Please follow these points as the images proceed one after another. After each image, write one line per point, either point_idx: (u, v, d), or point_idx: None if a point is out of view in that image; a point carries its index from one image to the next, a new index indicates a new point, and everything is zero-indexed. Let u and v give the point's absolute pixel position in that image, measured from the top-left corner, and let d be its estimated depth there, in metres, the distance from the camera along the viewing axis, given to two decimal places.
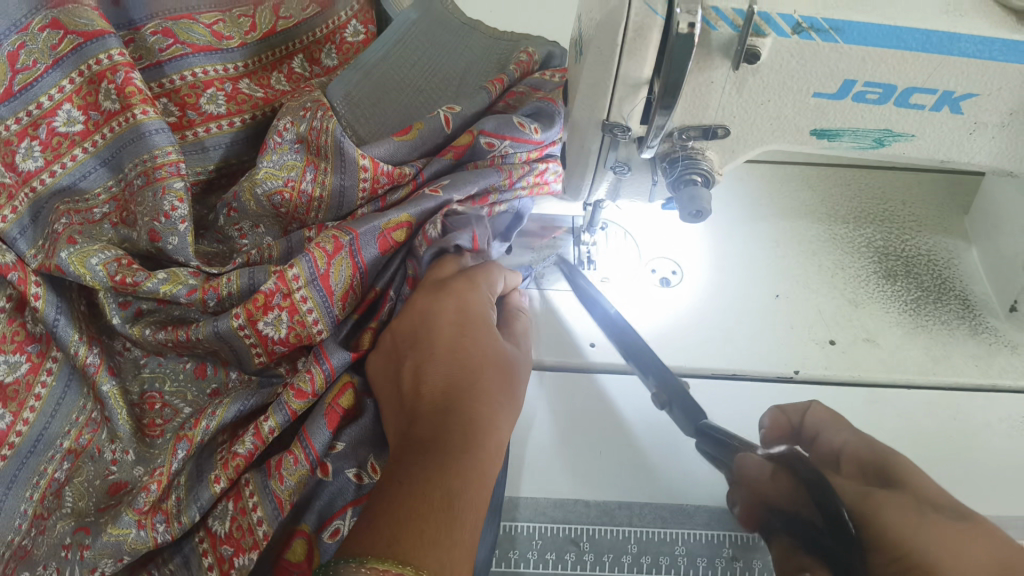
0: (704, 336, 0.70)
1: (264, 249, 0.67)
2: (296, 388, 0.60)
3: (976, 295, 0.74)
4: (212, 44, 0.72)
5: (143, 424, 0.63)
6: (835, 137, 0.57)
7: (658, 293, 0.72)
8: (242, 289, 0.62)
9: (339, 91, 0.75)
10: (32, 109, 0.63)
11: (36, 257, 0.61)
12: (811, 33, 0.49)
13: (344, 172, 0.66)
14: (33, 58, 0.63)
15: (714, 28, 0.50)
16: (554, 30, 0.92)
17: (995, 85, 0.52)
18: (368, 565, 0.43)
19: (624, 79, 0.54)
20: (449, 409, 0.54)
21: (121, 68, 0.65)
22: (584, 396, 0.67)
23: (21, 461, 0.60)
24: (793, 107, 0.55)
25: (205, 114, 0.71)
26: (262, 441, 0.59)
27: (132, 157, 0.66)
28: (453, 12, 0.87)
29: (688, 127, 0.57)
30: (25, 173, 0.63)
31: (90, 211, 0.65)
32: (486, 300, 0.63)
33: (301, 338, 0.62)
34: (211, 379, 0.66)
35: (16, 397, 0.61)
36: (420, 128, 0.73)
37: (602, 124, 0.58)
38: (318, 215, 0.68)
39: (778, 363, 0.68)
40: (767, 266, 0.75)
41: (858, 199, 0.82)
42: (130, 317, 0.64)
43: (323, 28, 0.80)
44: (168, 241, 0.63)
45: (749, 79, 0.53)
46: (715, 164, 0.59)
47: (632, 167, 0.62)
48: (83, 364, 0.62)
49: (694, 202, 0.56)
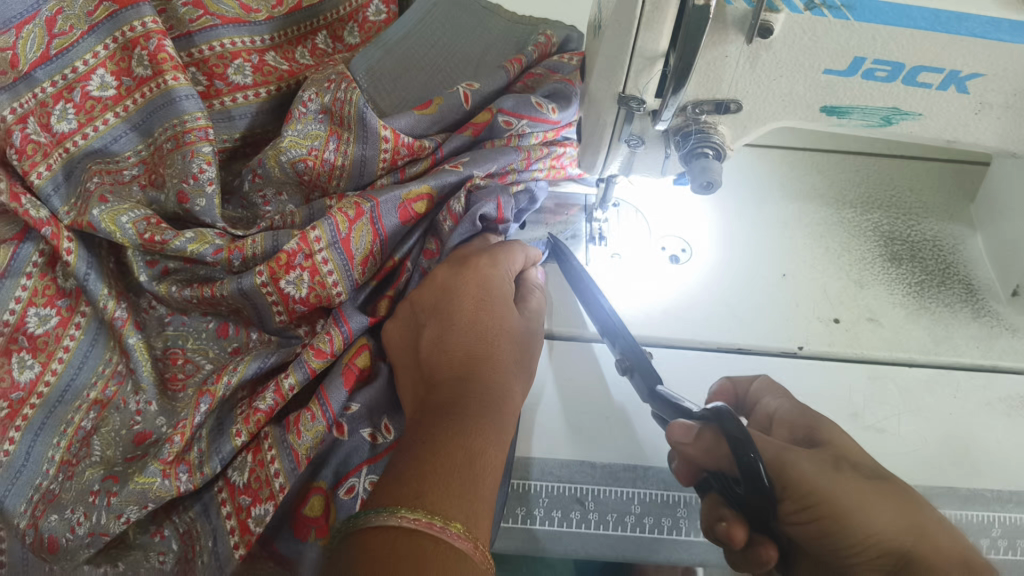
0: (711, 312, 0.72)
1: (287, 214, 0.69)
2: (315, 348, 0.62)
3: (979, 281, 0.75)
4: (241, 16, 0.74)
5: (166, 377, 0.66)
6: (844, 114, 0.59)
7: (668, 270, 0.74)
8: (266, 249, 0.64)
9: (362, 66, 0.78)
10: (68, 72, 0.66)
11: (69, 214, 0.64)
12: (823, 10, 0.51)
13: (366, 141, 0.68)
14: (70, 24, 0.65)
15: (729, 3, 0.51)
16: (571, 15, 0.94)
17: (1000, 65, 0.53)
18: (400, 513, 0.43)
19: (640, 52, 0.56)
20: (469, 377, 0.55)
21: (154, 35, 0.67)
22: (593, 364, 0.69)
23: (49, 410, 0.63)
24: (804, 84, 0.57)
25: (232, 84, 0.73)
26: (283, 397, 0.61)
27: (162, 122, 0.68)
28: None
29: (702, 100, 0.58)
30: (59, 134, 0.65)
31: (120, 173, 0.68)
32: (506, 279, 0.63)
33: (320, 298, 0.64)
34: (233, 338, 0.68)
35: (46, 347, 0.64)
36: (439, 102, 0.75)
37: (617, 96, 0.60)
38: (339, 183, 0.71)
39: (781, 339, 0.70)
40: (775, 246, 0.77)
41: (866, 185, 0.83)
42: (157, 275, 0.67)
43: (346, 7, 0.83)
44: (196, 203, 0.65)
45: (762, 55, 0.55)
46: (727, 138, 0.61)
47: (645, 141, 0.64)
48: (111, 318, 0.65)
49: (705, 174, 0.58)
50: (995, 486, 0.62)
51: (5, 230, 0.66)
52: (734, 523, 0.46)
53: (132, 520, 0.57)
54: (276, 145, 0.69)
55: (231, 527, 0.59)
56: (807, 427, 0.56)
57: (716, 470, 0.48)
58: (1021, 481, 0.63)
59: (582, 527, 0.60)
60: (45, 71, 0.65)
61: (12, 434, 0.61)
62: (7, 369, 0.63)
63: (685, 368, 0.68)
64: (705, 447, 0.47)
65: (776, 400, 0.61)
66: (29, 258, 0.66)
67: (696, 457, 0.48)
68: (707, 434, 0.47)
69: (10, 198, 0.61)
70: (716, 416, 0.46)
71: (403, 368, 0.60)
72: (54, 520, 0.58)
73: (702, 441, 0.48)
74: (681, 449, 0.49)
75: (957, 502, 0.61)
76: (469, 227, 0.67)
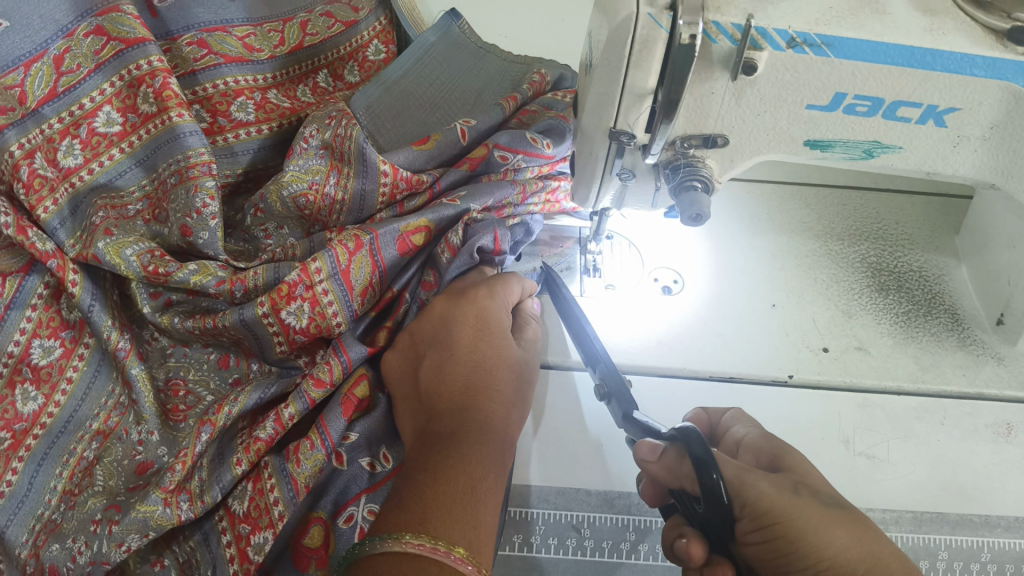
0: (703, 341, 0.73)
1: (288, 247, 0.71)
2: (315, 377, 0.63)
3: (966, 310, 0.77)
4: (243, 56, 0.77)
5: (167, 408, 0.67)
6: (827, 148, 0.61)
7: (661, 300, 0.76)
8: (267, 281, 0.66)
9: (362, 103, 0.80)
10: (75, 109, 0.67)
11: (74, 246, 0.66)
12: (805, 47, 0.53)
13: (365, 176, 0.70)
14: (78, 62, 0.67)
15: (714, 41, 0.54)
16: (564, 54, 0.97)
17: (975, 100, 0.56)
18: (404, 540, 0.45)
19: (630, 89, 0.58)
20: (467, 406, 0.56)
21: (160, 74, 0.69)
22: (588, 393, 0.70)
23: (53, 439, 0.64)
24: (787, 118, 0.59)
25: (235, 121, 0.75)
26: (283, 426, 0.62)
27: (166, 157, 0.70)
28: (469, 35, 0.92)
29: (689, 135, 0.60)
30: (65, 169, 0.67)
31: (125, 207, 0.69)
32: (503, 310, 0.63)
33: (320, 329, 0.65)
34: (234, 369, 0.70)
35: (49, 379, 0.65)
36: (437, 138, 0.77)
37: (609, 131, 0.62)
38: (339, 218, 0.73)
39: (772, 368, 0.71)
40: (765, 278, 0.78)
41: (854, 218, 0.85)
42: (160, 307, 0.69)
43: (347, 46, 0.85)
44: (199, 235, 0.67)
45: (746, 91, 0.57)
46: (715, 172, 0.63)
47: (637, 174, 0.65)
48: (114, 348, 0.66)
49: (693, 206, 0.60)
50: (983, 511, 0.63)
51: (11, 262, 0.66)
52: (693, 538, 0.48)
53: (132, 549, 0.57)
54: (278, 180, 0.71)
55: (230, 554, 0.60)
56: (771, 447, 0.56)
57: (677, 489, 0.50)
58: (1009, 506, 0.64)
59: (577, 554, 0.61)
60: (53, 108, 0.66)
61: (15, 463, 0.61)
62: (10, 401, 0.63)
63: (678, 397, 0.69)
64: (667, 466, 0.50)
65: (744, 425, 0.61)
66: (34, 290, 0.67)
67: (659, 475, 0.51)
68: (667, 454, 0.50)
69: (15, 229, 0.62)
70: (683, 436, 0.48)
71: (404, 399, 0.61)
72: (55, 549, 0.59)
73: (665, 458, 0.50)
74: (646, 467, 0.52)
75: (946, 527, 0.62)
76: (466, 260, 0.69)
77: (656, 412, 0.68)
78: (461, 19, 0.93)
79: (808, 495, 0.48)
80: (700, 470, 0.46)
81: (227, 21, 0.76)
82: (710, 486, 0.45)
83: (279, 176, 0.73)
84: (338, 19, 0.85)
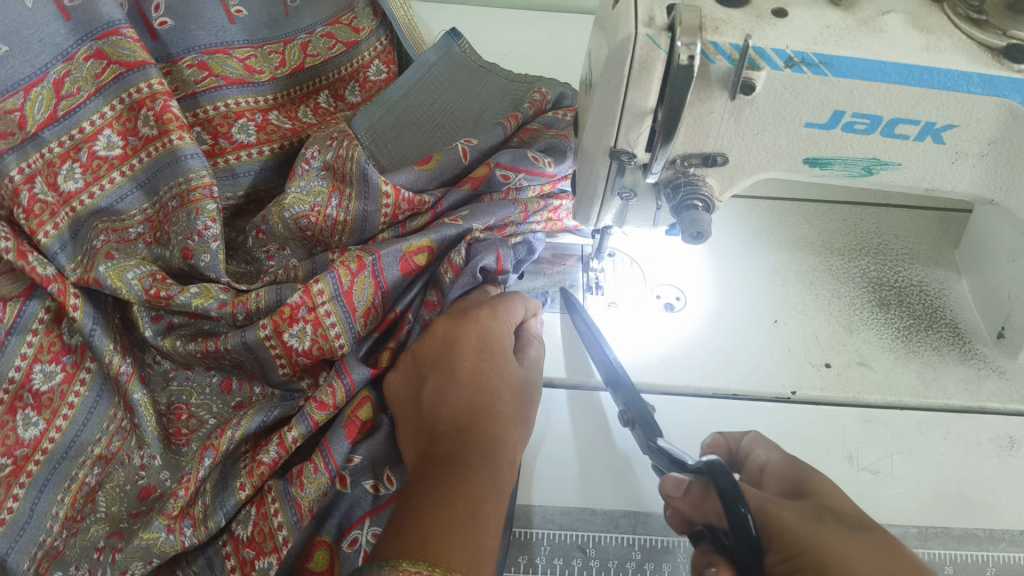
0: (707, 358, 0.73)
1: (291, 269, 0.71)
2: (319, 401, 0.63)
3: (967, 324, 0.77)
4: (244, 78, 0.77)
5: (169, 433, 0.67)
6: (826, 165, 0.61)
7: (662, 317, 0.76)
8: (270, 303, 0.66)
9: (362, 125, 0.80)
10: (75, 132, 0.67)
11: (76, 270, 0.66)
12: (803, 67, 0.54)
13: (368, 198, 0.71)
14: (77, 86, 0.67)
15: (712, 62, 0.54)
16: (563, 71, 0.97)
17: (972, 116, 0.56)
18: (402, 567, 0.44)
19: (630, 109, 0.58)
20: (469, 429, 0.56)
21: (160, 97, 0.69)
22: (592, 412, 0.70)
23: (54, 465, 0.63)
24: (786, 137, 0.59)
25: (236, 142, 0.75)
26: (286, 450, 0.62)
27: (168, 180, 0.71)
28: (469, 54, 0.92)
29: (690, 154, 0.61)
30: (66, 193, 0.67)
31: (126, 231, 0.70)
32: (507, 330, 0.64)
33: (323, 351, 0.66)
34: (236, 393, 0.70)
35: (51, 405, 0.65)
36: (438, 158, 0.77)
37: (609, 150, 0.62)
38: (342, 238, 0.73)
39: (776, 384, 0.71)
40: (767, 295, 0.78)
41: (854, 233, 0.85)
42: (162, 330, 0.69)
43: (347, 67, 0.86)
44: (201, 258, 0.67)
45: (745, 110, 0.57)
46: (715, 190, 0.63)
47: (638, 193, 0.66)
48: (117, 372, 0.66)
49: (694, 225, 0.60)
50: (987, 525, 0.63)
51: (11, 287, 0.66)
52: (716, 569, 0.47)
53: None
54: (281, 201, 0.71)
55: None
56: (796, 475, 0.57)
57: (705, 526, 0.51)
58: (1014, 520, 0.63)
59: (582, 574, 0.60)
60: (53, 131, 0.66)
61: (17, 489, 0.61)
62: (11, 426, 0.63)
63: (682, 416, 0.69)
64: (694, 502, 0.51)
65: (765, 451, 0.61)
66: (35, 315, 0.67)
67: (686, 511, 0.52)
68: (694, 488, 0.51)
69: (15, 254, 0.62)
70: (709, 470, 0.48)
71: (406, 419, 0.61)
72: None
73: (692, 495, 0.51)
74: (673, 504, 0.52)
75: (950, 542, 0.62)
76: (469, 280, 0.69)
77: (658, 430, 0.68)
78: (461, 38, 0.94)
79: (831, 522, 0.49)
80: (728, 505, 0.46)
81: (229, 42, 0.76)
82: (737, 519, 0.45)
83: (282, 197, 0.73)
84: (339, 40, 0.85)
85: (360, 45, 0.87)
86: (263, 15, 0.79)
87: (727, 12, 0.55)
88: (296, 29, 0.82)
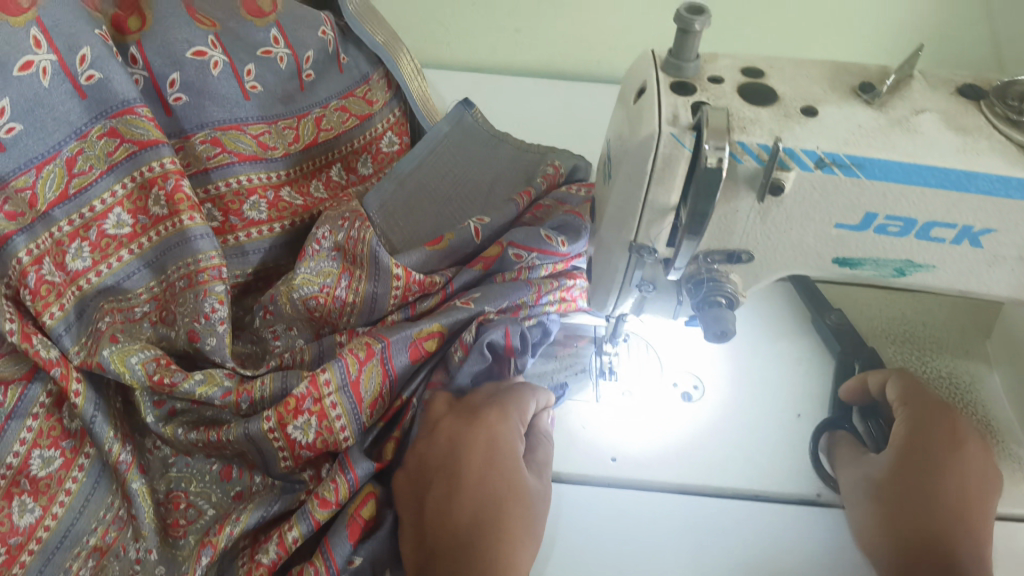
0: (727, 454, 0.70)
1: (296, 352, 0.69)
2: (320, 496, 0.61)
3: (1002, 423, 0.73)
4: (257, 154, 0.76)
5: (167, 524, 0.65)
6: (857, 266, 0.59)
7: (679, 407, 0.73)
8: (275, 393, 0.65)
9: (375, 202, 0.78)
10: (86, 211, 0.66)
11: (79, 353, 0.64)
12: (834, 167, 0.52)
13: (378, 279, 0.70)
14: (90, 163, 0.66)
15: (740, 161, 0.52)
16: (580, 142, 0.95)
17: (1013, 221, 0.53)
18: None
19: (652, 205, 0.56)
20: (472, 550, 0.53)
21: (172, 176, 0.68)
22: (608, 507, 0.66)
23: (48, 556, 0.62)
24: (814, 236, 0.57)
25: (247, 219, 0.74)
26: (285, 550, 0.60)
27: (176, 259, 0.70)
28: (484, 124, 0.91)
29: (713, 250, 0.59)
30: (73, 272, 0.66)
31: (132, 310, 0.69)
32: (517, 434, 0.61)
33: (327, 443, 0.63)
34: (236, 481, 0.67)
35: (48, 490, 0.63)
36: (450, 237, 0.76)
37: (629, 244, 0.59)
38: (350, 320, 0.71)
39: (800, 484, 0.68)
40: (789, 386, 0.75)
41: (879, 321, 0.82)
42: (163, 416, 0.67)
43: (361, 139, 0.85)
44: (207, 342, 0.67)
45: (774, 210, 0.55)
46: (739, 286, 0.60)
47: (657, 286, 0.63)
48: (116, 460, 0.64)
49: (719, 323, 0.58)
50: None
51: (12, 371, 0.64)
52: None
53: None
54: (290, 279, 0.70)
55: None
56: None
57: None
58: None
59: None
60: (63, 210, 0.65)
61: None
62: (7, 512, 0.61)
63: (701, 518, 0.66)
64: None
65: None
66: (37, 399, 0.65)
67: None
68: None
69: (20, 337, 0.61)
70: None
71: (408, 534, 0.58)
72: None
73: None
74: None
75: None
76: (478, 358, 0.67)
77: (673, 532, 0.64)
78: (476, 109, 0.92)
79: None
80: None
81: (243, 117, 0.75)
82: None
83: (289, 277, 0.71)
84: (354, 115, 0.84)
85: (374, 118, 0.86)
86: (279, 89, 0.78)
87: (754, 111, 0.53)
88: (310, 103, 0.81)
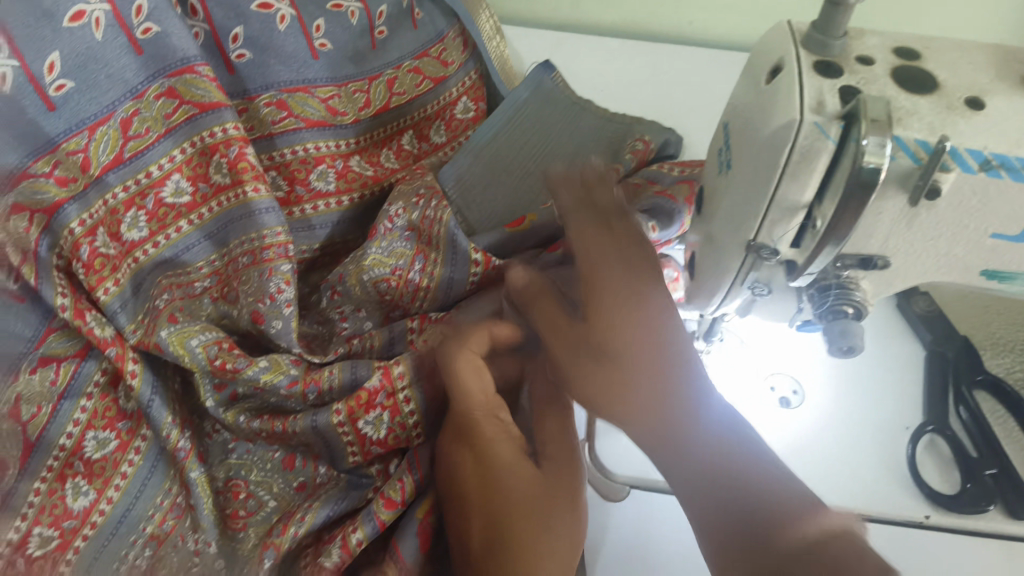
0: (829, 469, 0.64)
1: (366, 337, 0.64)
2: (386, 497, 0.55)
3: None
4: (325, 119, 0.70)
5: (226, 515, 0.61)
6: (1008, 279, 0.52)
7: (776, 413, 0.67)
8: (344, 383, 0.60)
9: (451, 176, 0.72)
10: (142, 177, 0.61)
11: (135, 332, 0.60)
12: (1001, 170, 0.45)
13: (454, 264, 0.64)
14: (146, 126, 0.60)
15: (892, 157, 0.45)
16: (667, 110, 0.88)
17: None
18: None
19: (780, 202, 0.49)
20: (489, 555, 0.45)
21: (235, 143, 0.63)
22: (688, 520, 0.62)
23: (103, 542, 0.57)
24: (965, 245, 0.50)
25: (314, 191, 0.69)
26: (350, 555, 0.55)
27: (239, 233, 0.66)
28: (566, 89, 0.84)
29: (845, 255, 0.52)
30: (129, 242, 0.61)
31: (192, 285, 0.65)
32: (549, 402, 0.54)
33: (399, 440, 0.58)
34: (299, 471, 0.62)
35: (103, 473, 0.59)
36: (532, 219, 0.69)
37: (746, 244, 0.53)
38: (422, 305, 0.66)
39: (907, 505, 0.63)
40: (897, 396, 0.69)
41: (998, 324, 0.74)
42: (225, 400, 0.61)
43: (434, 104, 0.79)
44: (272, 324, 0.61)
45: (922, 214, 0.48)
46: (868, 294, 0.54)
47: (773, 289, 0.56)
48: (173, 448, 0.59)
49: (846, 337, 0.51)
50: None
51: (65, 346, 0.61)
52: None
53: None
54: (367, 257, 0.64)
55: None
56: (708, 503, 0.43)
57: None
58: None
59: None
60: (118, 176, 0.60)
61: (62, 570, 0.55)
62: (60, 495, 0.57)
63: None
64: None
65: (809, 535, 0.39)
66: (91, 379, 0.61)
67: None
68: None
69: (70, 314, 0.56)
70: None
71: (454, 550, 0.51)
72: None
73: None
74: None
75: None
76: None
77: None
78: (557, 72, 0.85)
79: None
80: None
81: (309, 78, 0.69)
82: None
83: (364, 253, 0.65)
84: (422, 75, 0.78)
85: (449, 85, 0.81)
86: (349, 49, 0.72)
87: (911, 100, 0.46)
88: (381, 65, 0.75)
